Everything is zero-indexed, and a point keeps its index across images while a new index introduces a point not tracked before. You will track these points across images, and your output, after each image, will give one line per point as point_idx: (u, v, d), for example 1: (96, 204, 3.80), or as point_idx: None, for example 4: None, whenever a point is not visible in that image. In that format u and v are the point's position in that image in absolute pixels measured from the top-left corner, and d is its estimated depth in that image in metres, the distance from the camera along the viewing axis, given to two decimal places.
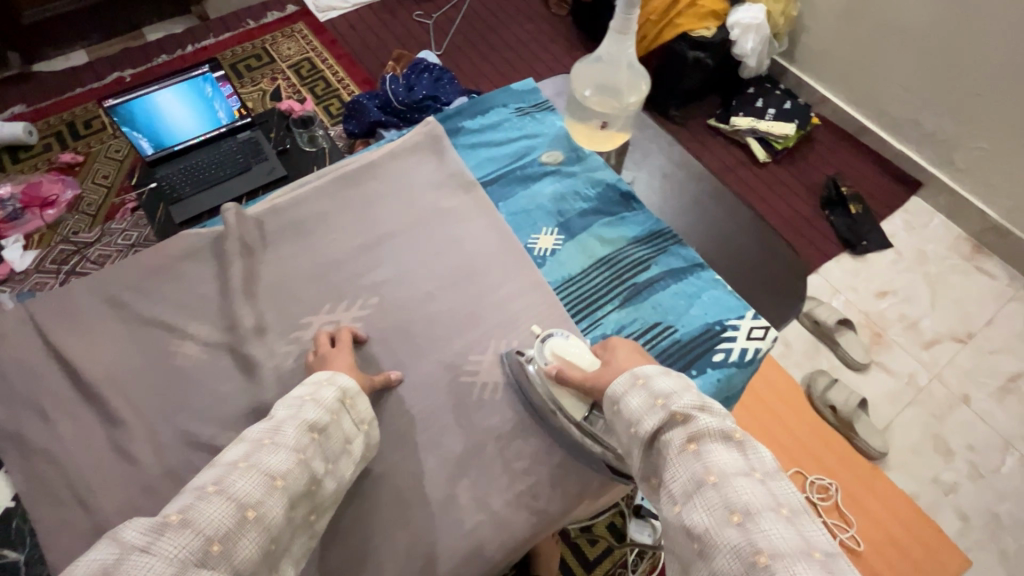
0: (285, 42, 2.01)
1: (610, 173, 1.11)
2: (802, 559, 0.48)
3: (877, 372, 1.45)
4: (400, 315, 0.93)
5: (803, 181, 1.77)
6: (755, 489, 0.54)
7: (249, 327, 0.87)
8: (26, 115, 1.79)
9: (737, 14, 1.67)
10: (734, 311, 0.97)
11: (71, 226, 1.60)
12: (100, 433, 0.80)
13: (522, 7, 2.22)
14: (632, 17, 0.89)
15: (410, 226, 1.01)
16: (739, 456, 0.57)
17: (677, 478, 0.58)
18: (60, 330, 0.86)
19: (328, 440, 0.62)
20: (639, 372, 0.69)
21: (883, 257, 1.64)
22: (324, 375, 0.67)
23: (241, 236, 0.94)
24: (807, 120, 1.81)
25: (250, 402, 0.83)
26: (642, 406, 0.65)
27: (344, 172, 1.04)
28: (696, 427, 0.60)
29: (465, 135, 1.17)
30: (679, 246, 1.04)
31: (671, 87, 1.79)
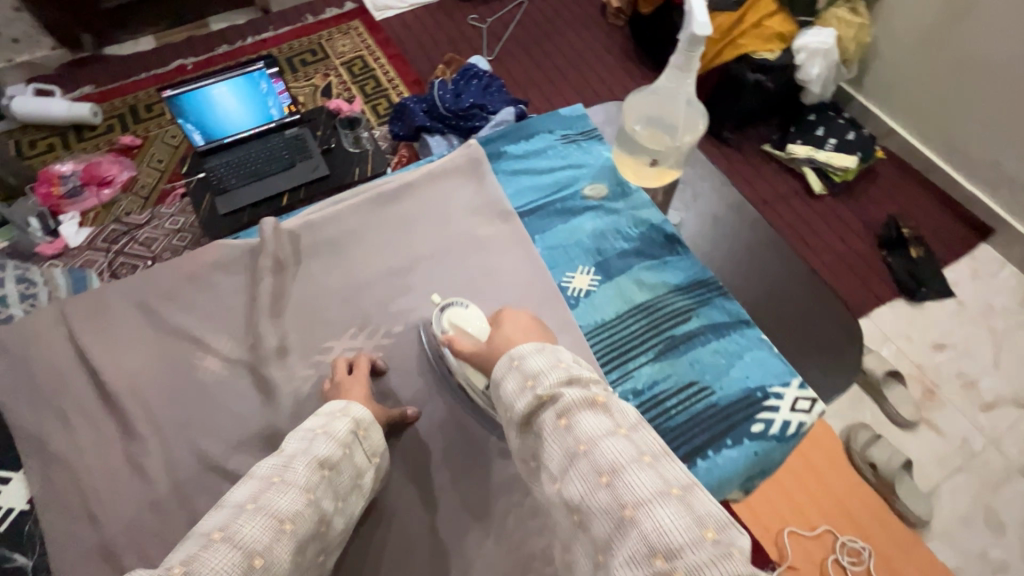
0: (340, 38, 2.04)
1: (655, 212, 1.07)
2: (660, 501, 0.53)
3: (926, 431, 1.35)
4: (421, 343, 0.95)
5: (861, 217, 1.67)
6: (620, 447, 0.59)
7: (271, 347, 0.91)
8: (93, 96, 1.87)
9: (805, 37, 1.58)
10: (779, 378, 0.93)
11: (124, 207, 1.66)
12: (119, 444, 0.85)
13: (579, 15, 2.18)
14: (695, 52, 0.83)
15: (444, 250, 1.02)
16: (605, 418, 0.62)
17: (553, 455, 0.61)
18: (94, 335, 0.91)
19: (338, 477, 0.64)
20: (514, 354, 0.71)
21: (944, 306, 1.52)
22: (338, 405, 0.71)
23: (274, 253, 0.97)
24: (870, 153, 1.70)
25: (265, 426, 0.87)
26: (516, 389, 0.67)
27: (380, 192, 1.05)
28: (564, 402, 0.63)
29: (506, 160, 1.14)
30: (724, 298, 1.00)
31: (725, 110, 1.72)
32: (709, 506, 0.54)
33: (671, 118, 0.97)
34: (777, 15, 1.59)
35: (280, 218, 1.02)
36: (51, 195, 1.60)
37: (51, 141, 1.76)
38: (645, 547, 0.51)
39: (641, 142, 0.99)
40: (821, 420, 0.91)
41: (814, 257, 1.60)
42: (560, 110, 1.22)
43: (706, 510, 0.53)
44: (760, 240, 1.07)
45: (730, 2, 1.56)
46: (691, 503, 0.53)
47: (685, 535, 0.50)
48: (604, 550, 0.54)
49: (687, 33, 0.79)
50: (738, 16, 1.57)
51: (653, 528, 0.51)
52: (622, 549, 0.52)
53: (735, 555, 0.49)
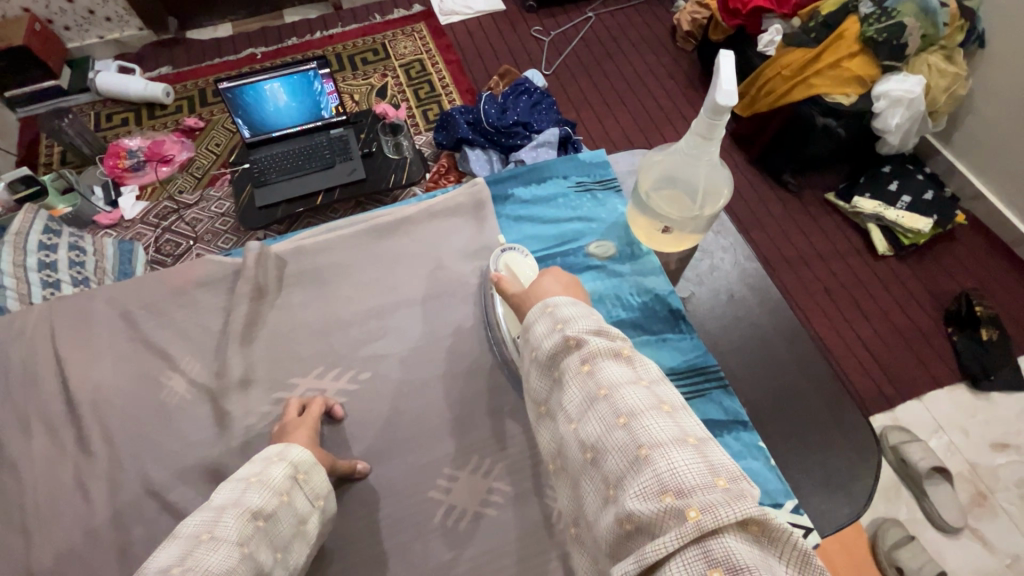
0: (402, 40, 2.06)
1: (663, 283, 0.99)
2: (676, 445, 0.48)
3: (970, 540, 1.20)
4: (393, 390, 0.93)
5: (930, 288, 1.50)
6: (639, 394, 0.54)
7: (234, 379, 0.90)
8: (169, 77, 1.98)
9: (887, 83, 1.43)
10: (772, 496, 0.83)
11: (179, 184, 1.73)
12: (72, 459, 0.85)
13: (647, 35, 2.10)
14: (719, 123, 0.72)
15: (432, 295, 1.00)
16: (628, 369, 0.57)
17: (572, 397, 0.57)
18: (71, 342, 0.92)
19: (275, 527, 0.66)
20: (548, 303, 0.66)
21: (1013, 399, 1.35)
22: (275, 450, 0.73)
23: (255, 276, 0.96)
24: (950, 218, 1.54)
25: (214, 461, 0.85)
26: (544, 332, 0.63)
27: (377, 224, 1.04)
28: (588, 348, 0.59)
29: (512, 205, 1.10)
30: (722, 392, 0.90)
31: (793, 152, 1.60)
32: (729, 460, 0.48)
33: (693, 180, 0.85)
34: (859, 57, 1.44)
35: (267, 242, 1.02)
36: (117, 167, 1.71)
37: (126, 116, 1.88)
38: (657, 485, 0.46)
39: (656, 207, 0.90)
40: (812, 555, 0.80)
41: (865, 328, 1.46)
42: (581, 154, 1.17)
43: (725, 461, 0.47)
44: (781, 326, 0.99)
45: (807, 39, 1.48)
46: (708, 452, 0.48)
47: (699, 479, 0.45)
48: (617, 485, 0.50)
49: (709, 101, 0.69)
50: (815, 53, 1.47)
51: (666, 467, 0.46)
52: (633, 485, 0.47)
53: (751, 500, 0.43)
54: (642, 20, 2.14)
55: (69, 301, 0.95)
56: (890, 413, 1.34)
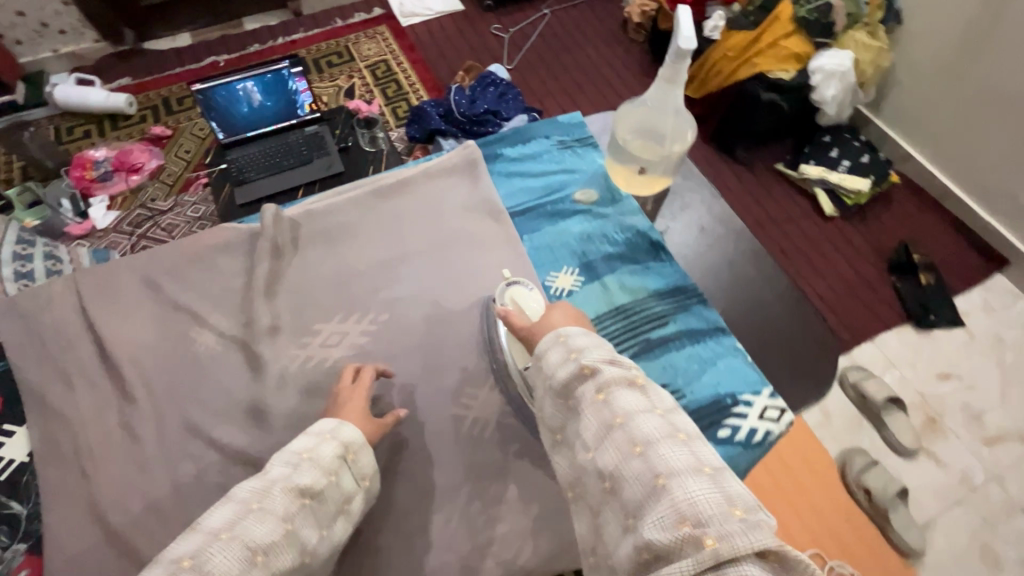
0: (366, 42, 2.10)
1: (643, 220, 1.09)
2: (692, 475, 0.54)
3: (926, 461, 1.33)
4: (405, 336, 0.97)
5: (872, 242, 1.65)
6: (655, 424, 0.60)
7: (263, 326, 0.93)
8: (130, 88, 1.97)
9: (821, 59, 1.58)
10: (751, 386, 0.93)
11: (150, 192, 1.73)
12: (116, 408, 0.89)
13: (600, 30, 2.21)
14: (682, 66, 0.85)
15: (433, 247, 1.05)
16: (641, 397, 0.63)
17: (589, 425, 0.63)
18: (99, 304, 0.96)
19: (321, 504, 0.68)
20: (561, 331, 0.71)
21: (953, 336, 1.50)
22: (328, 426, 0.75)
23: (273, 237, 1.00)
24: (884, 178, 1.69)
25: (252, 398, 0.90)
26: (558, 361, 0.68)
27: (377, 186, 1.09)
28: (602, 377, 0.65)
29: (502, 162, 1.18)
30: (703, 305, 1.00)
31: (742, 129, 1.73)
32: (741, 490, 0.54)
33: (661, 128, 0.99)
34: (794, 36, 1.59)
35: (282, 207, 1.06)
36: (84, 178, 1.68)
37: (88, 129, 1.86)
38: (676, 515, 0.52)
39: (632, 152, 1.04)
40: (790, 429, 0.90)
41: (821, 282, 1.59)
42: (559, 116, 1.24)
43: (738, 491, 0.54)
44: (746, 266, 1.08)
45: (748, 23, 1.61)
46: (722, 482, 0.54)
47: (716, 509, 0.51)
48: (635, 513, 0.56)
49: (672, 48, 0.82)
50: (755, 35, 1.61)
51: (684, 498, 0.53)
52: (653, 512, 0.54)
53: (767, 531, 0.49)
54: (593, 15, 2.26)
55: (75, 283, 0.97)
56: (848, 355, 1.47)
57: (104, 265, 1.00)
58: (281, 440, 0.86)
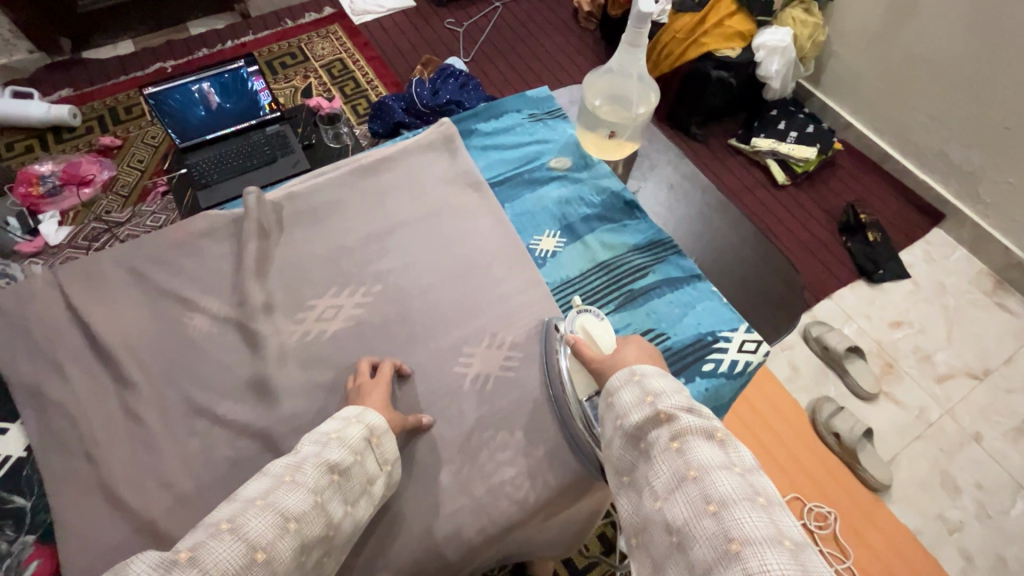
0: (319, 42, 2.08)
1: (616, 181, 1.13)
2: (771, 546, 0.50)
3: (886, 402, 1.43)
4: (403, 302, 0.94)
5: (822, 206, 1.76)
6: (732, 482, 0.56)
7: (258, 304, 0.90)
8: (71, 98, 1.88)
9: (763, 36, 1.68)
10: (728, 323, 0.98)
11: (104, 205, 1.67)
12: (115, 394, 0.84)
13: (553, 19, 2.26)
14: (642, 31, 0.94)
15: (416, 218, 1.03)
16: (719, 452, 0.59)
17: (660, 474, 0.59)
18: (83, 291, 0.90)
19: (348, 483, 0.65)
20: (636, 368, 0.70)
21: (900, 287, 1.61)
22: (354, 411, 0.72)
23: (259, 219, 0.96)
24: (829, 145, 1.80)
25: (254, 373, 0.86)
26: (632, 401, 0.66)
27: (359, 165, 1.07)
28: (679, 425, 0.62)
29: (477, 137, 1.20)
30: (678, 256, 1.06)
31: (694, 106, 1.81)
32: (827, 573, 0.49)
33: (628, 93, 1.11)
34: (737, 15, 1.68)
35: (264, 189, 1.02)
36: (31, 195, 1.61)
37: (29, 143, 1.77)
38: None
39: (604, 116, 1.14)
40: (767, 359, 0.95)
41: (780, 243, 1.68)
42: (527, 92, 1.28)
43: (823, 573, 0.49)
44: (711, 234, 1.15)
45: (693, 5, 1.70)
46: (804, 560, 0.50)
47: None
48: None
49: (634, 12, 0.90)
50: (700, 16, 1.68)
51: (759, 568, 0.48)
52: None
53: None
54: (544, 6, 2.31)
55: (33, 279, 0.90)
56: (809, 313, 1.56)
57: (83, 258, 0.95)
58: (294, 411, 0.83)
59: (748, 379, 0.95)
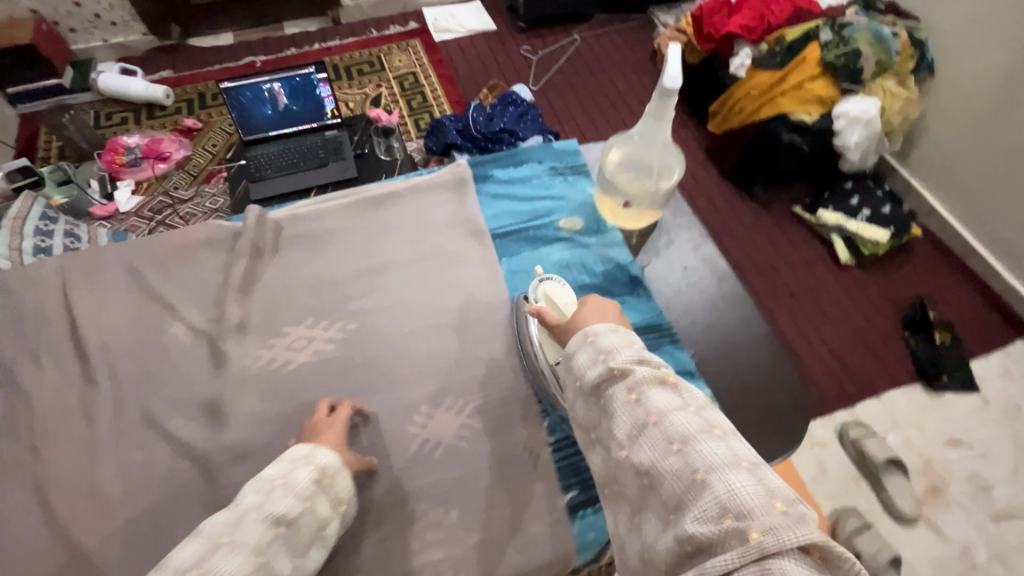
0: (397, 54, 2.16)
1: (624, 254, 1.08)
2: (733, 469, 0.50)
3: (924, 529, 1.26)
4: (373, 344, 0.95)
5: (888, 294, 1.60)
6: (690, 420, 0.55)
7: (231, 323, 0.95)
8: (170, 80, 2.05)
9: (845, 103, 1.56)
10: None
11: (174, 181, 1.78)
12: (78, 391, 0.90)
13: (630, 58, 2.22)
14: (667, 103, 0.89)
15: (409, 261, 1.05)
16: (674, 395, 0.59)
17: (621, 425, 0.59)
18: (83, 289, 0.99)
19: (296, 534, 0.65)
20: (588, 330, 0.66)
21: (965, 401, 1.43)
22: (304, 451, 0.72)
23: (253, 238, 1.03)
24: (905, 230, 1.65)
25: (209, 394, 0.90)
26: (586, 362, 0.64)
27: (365, 198, 1.11)
28: (634, 377, 0.60)
29: (491, 183, 1.18)
30: (675, 346, 0.98)
31: (761, 167, 1.71)
32: (785, 486, 0.49)
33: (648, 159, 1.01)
34: (820, 79, 1.57)
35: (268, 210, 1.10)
36: (114, 162, 1.75)
37: (125, 115, 1.93)
38: (718, 512, 0.47)
39: (621, 183, 1.05)
40: None
41: (817, 333, 1.54)
42: (555, 142, 1.25)
43: (782, 487, 0.49)
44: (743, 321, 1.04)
45: (773, 63, 1.61)
46: (762, 476, 0.50)
47: (757, 501, 0.47)
48: (677, 510, 0.51)
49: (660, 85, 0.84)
50: (780, 76, 1.60)
51: (725, 492, 0.48)
52: (694, 510, 0.49)
53: (812, 525, 0.45)
54: (624, 44, 2.27)
55: (43, 268, 0.99)
56: (849, 410, 1.41)
57: (92, 254, 1.03)
58: (239, 439, 0.85)
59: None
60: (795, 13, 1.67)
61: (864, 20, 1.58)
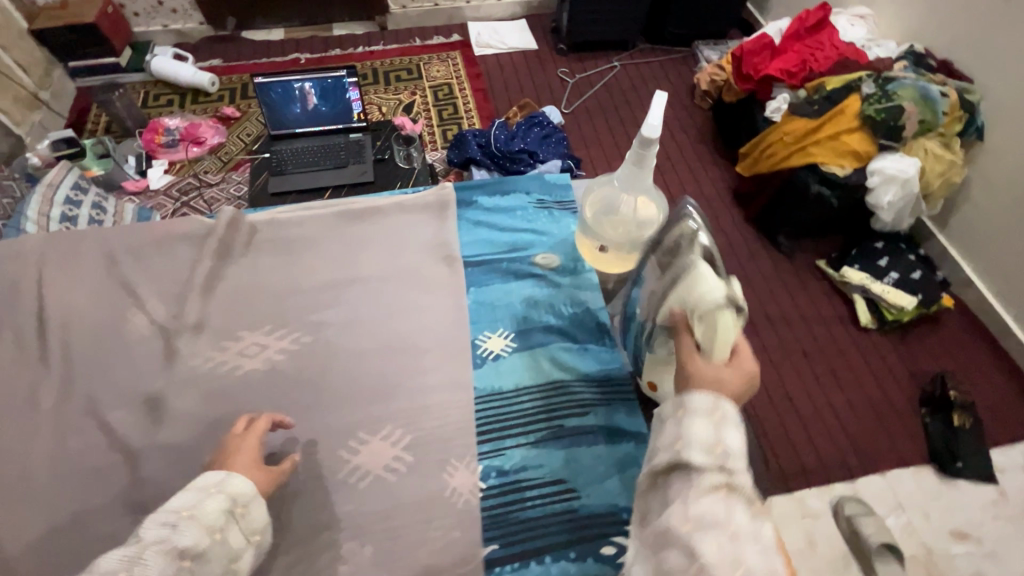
0: (437, 64, 2.19)
1: (596, 298, 1.05)
2: None
3: None
4: (326, 358, 0.96)
5: (908, 365, 1.51)
6: (760, 560, 0.53)
7: (188, 323, 0.99)
8: (219, 69, 2.14)
9: (882, 160, 1.49)
10: None
11: (205, 165, 1.83)
12: (32, 371, 0.94)
13: (668, 89, 2.19)
14: (648, 153, 0.86)
15: (377, 278, 1.06)
16: (753, 522, 0.56)
17: (693, 502, 0.57)
18: (57, 270, 1.03)
19: (203, 566, 0.65)
20: (720, 405, 0.62)
21: (979, 491, 1.32)
22: (215, 479, 0.71)
23: (221, 239, 1.07)
24: (935, 300, 1.55)
25: (151, 391, 0.92)
26: (703, 437, 0.59)
27: (345, 210, 1.13)
28: (736, 483, 0.57)
29: (475, 210, 1.18)
30: (628, 404, 0.94)
31: (785, 217, 1.65)
32: None
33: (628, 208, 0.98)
34: (856, 133, 1.51)
35: (246, 211, 1.13)
36: (153, 142, 1.83)
37: (171, 98, 2.03)
38: None
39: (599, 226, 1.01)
40: None
41: (814, 398, 1.46)
42: (546, 175, 1.26)
43: None
44: None
45: (810, 110, 1.56)
46: None
47: None
48: None
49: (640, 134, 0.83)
50: (815, 124, 1.54)
51: None
52: None
53: None
54: (664, 75, 2.25)
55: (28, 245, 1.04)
56: (851, 484, 1.33)
57: (80, 237, 1.07)
58: (195, 435, 0.88)
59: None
60: (839, 62, 1.62)
61: (912, 76, 1.50)
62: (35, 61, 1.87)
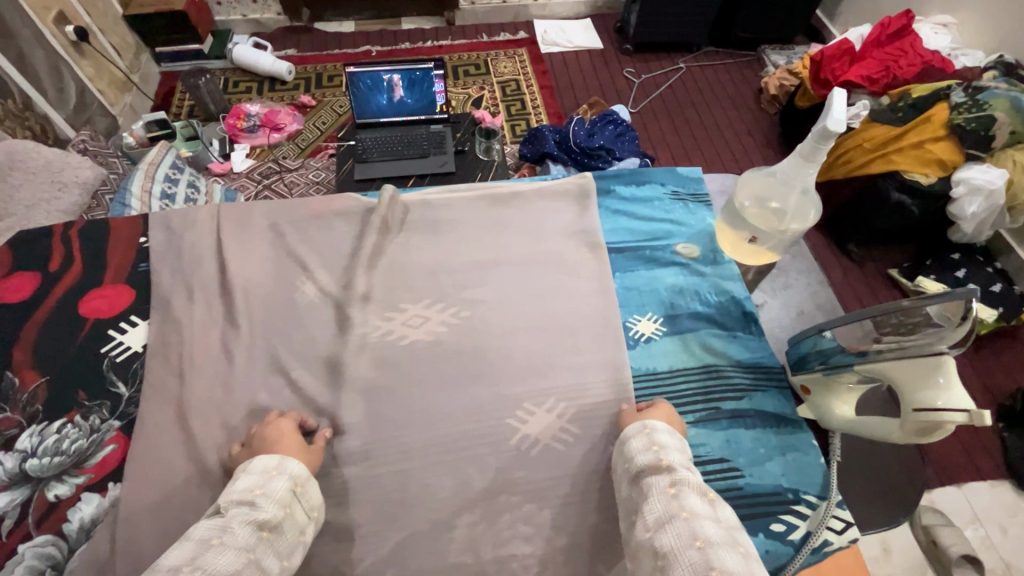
0: (503, 60, 2.22)
1: (741, 288, 1.11)
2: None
3: None
4: (474, 339, 1.00)
5: (983, 378, 1.49)
6: (717, 532, 0.61)
7: (356, 294, 1.03)
8: (293, 58, 2.20)
9: (969, 170, 1.47)
10: (816, 488, 0.90)
11: (283, 151, 1.90)
12: (219, 330, 1.00)
13: (734, 93, 2.19)
14: (823, 146, 0.88)
15: (523, 259, 1.11)
16: (709, 507, 0.65)
17: (653, 509, 0.66)
18: (184, 243, 1.08)
19: (278, 537, 0.68)
20: (647, 423, 0.81)
21: None
22: (273, 463, 0.75)
23: (385, 214, 1.14)
24: (1016, 314, 1.54)
25: (317, 357, 0.98)
26: (640, 448, 0.77)
27: (492, 193, 1.19)
28: (678, 476, 0.70)
29: (612, 199, 1.25)
30: (780, 391, 1.00)
31: (858, 224, 1.65)
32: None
33: (785, 205, 0.99)
34: (943, 141, 1.49)
35: (400, 190, 1.20)
36: (235, 126, 1.89)
37: (250, 85, 2.09)
38: None
39: (749, 219, 1.04)
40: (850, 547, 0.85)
41: None
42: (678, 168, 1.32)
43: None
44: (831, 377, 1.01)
45: (893, 117, 1.55)
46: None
47: None
48: None
49: (820, 126, 0.85)
50: (899, 131, 1.53)
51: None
52: None
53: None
54: (729, 78, 2.24)
55: (157, 217, 1.09)
56: (927, 493, 1.32)
57: (201, 213, 1.12)
58: (333, 402, 0.93)
59: (818, 561, 0.85)
60: (925, 70, 1.62)
61: (1003, 86, 1.48)
62: (127, 45, 1.94)
